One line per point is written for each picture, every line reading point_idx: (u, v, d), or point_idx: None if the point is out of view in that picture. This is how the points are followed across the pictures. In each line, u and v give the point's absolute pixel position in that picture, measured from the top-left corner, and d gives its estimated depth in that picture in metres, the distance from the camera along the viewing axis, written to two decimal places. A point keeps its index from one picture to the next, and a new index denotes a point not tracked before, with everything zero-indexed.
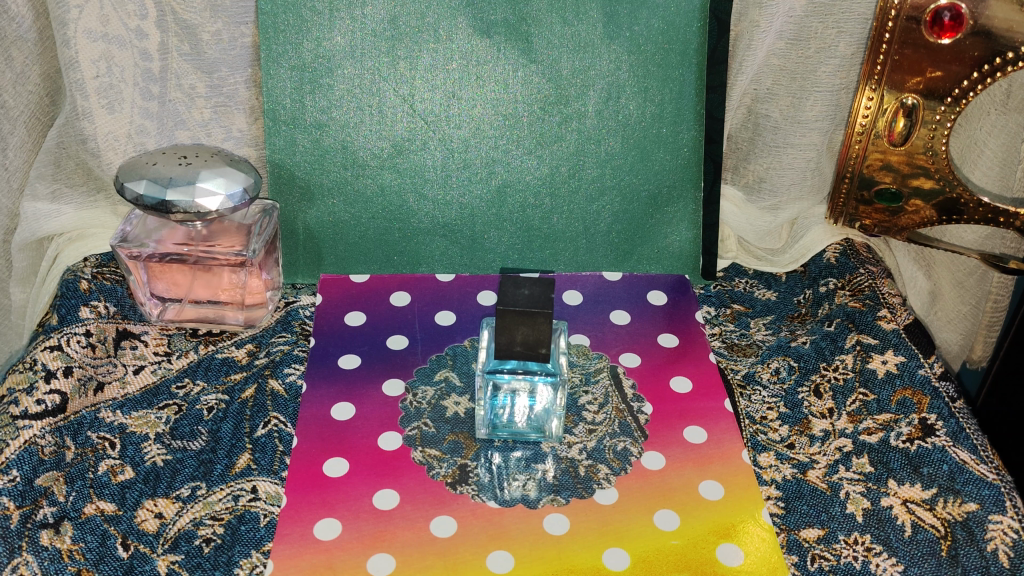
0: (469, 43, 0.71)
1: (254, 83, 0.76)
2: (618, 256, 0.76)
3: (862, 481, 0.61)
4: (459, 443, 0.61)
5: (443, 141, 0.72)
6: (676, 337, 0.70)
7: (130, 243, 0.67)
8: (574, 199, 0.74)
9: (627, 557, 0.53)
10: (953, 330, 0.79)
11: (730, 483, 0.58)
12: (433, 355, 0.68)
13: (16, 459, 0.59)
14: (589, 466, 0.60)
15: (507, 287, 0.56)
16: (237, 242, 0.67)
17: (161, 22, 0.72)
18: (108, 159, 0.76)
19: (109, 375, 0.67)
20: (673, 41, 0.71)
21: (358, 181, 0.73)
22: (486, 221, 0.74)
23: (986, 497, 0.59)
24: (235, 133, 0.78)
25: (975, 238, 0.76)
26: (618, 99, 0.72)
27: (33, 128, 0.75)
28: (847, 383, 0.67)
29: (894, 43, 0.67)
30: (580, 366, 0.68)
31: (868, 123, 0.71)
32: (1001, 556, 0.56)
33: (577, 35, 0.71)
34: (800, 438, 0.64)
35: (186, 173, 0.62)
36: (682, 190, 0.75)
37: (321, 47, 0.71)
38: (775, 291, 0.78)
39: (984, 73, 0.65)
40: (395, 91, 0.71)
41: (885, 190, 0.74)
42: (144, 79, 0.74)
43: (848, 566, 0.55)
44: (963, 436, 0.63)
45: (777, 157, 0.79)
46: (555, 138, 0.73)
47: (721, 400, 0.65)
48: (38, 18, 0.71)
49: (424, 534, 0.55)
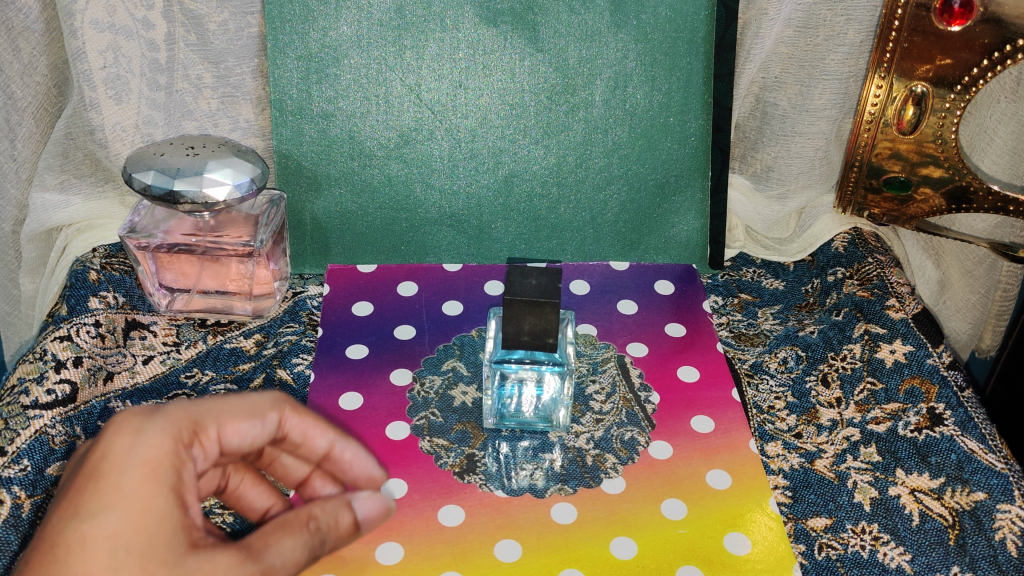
0: (475, 31, 0.70)
1: (261, 72, 0.76)
2: (625, 245, 0.76)
3: (870, 470, 0.60)
4: (467, 432, 0.62)
5: (449, 130, 0.72)
6: (683, 326, 0.70)
7: (139, 234, 0.67)
8: (581, 188, 0.74)
9: (635, 545, 0.54)
10: (962, 321, 0.80)
11: (736, 473, 0.58)
12: (441, 345, 0.68)
13: (27, 448, 0.59)
14: (597, 456, 0.60)
15: (515, 276, 0.56)
16: (246, 231, 0.68)
17: (168, 12, 0.72)
18: (116, 150, 0.75)
19: (118, 365, 0.68)
20: (681, 29, 0.71)
21: (365, 171, 0.73)
22: (493, 210, 0.74)
23: (993, 486, 0.59)
24: (241, 124, 0.78)
25: (984, 227, 0.76)
26: (626, 87, 0.72)
27: (40, 119, 0.75)
28: (856, 372, 0.67)
29: (904, 31, 0.67)
30: (587, 356, 0.67)
31: (878, 110, 0.71)
32: (1008, 545, 0.55)
33: (584, 23, 0.70)
34: (808, 427, 0.64)
35: (193, 163, 0.63)
36: (689, 179, 0.75)
37: (328, 37, 0.70)
38: (783, 280, 0.78)
39: (994, 60, 0.64)
40: (403, 80, 0.71)
41: (893, 178, 0.74)
42: (150, 69, 0.74)
43: (856, 555, 0.55)
44: (972, 425, 0.63)
45: (785, 146, 0.79)
46: (562, 127, 0.73)
47: (729, 389, 0.65)
48: (45, 8, 0.72)
49: (433, 522, 0.55)
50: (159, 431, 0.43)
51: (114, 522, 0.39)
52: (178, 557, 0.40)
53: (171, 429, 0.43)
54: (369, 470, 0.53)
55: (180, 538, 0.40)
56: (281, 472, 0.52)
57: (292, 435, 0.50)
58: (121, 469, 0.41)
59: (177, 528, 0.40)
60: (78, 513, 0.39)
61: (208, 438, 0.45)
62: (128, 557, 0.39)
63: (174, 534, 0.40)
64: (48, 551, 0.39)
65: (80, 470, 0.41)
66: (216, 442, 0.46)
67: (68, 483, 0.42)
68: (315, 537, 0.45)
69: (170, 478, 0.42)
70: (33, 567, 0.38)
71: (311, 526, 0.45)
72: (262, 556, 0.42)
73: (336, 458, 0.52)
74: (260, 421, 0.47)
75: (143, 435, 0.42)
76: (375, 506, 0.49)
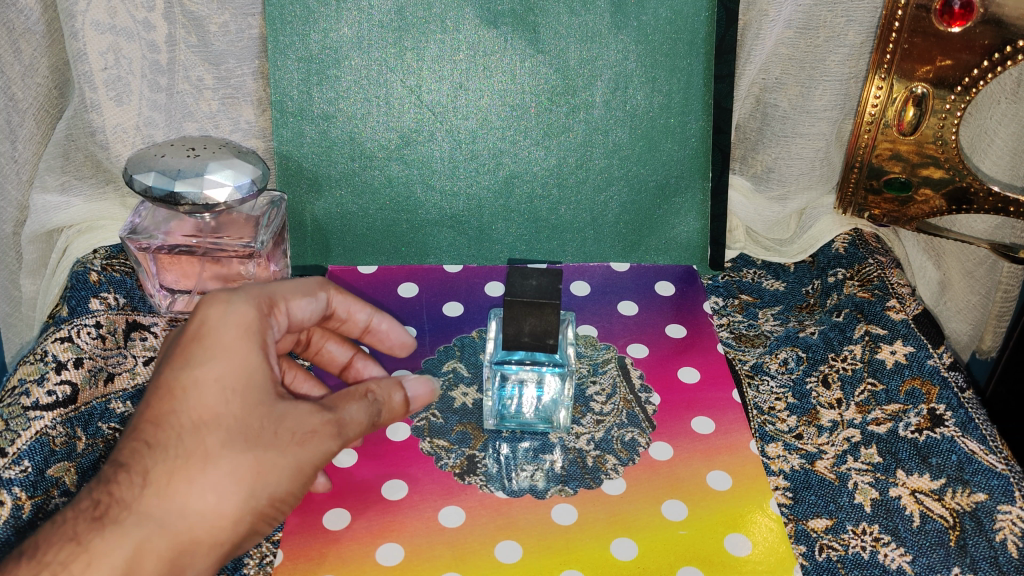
0: (475, 33, 0.70)
1: (261, 74, 0.76)
2: (626, 246, 0.76)
3: (870, 471, 0.60)
4: (467, 433, 0.62)
5: (450, 131, 0.72)
6: (684, 328, 0.70)
7: (140, 235, 0.67)
8: (581, 189, 0.74)
9: (636, 546, 0.54)
10: (962, 321, 0.81)
11: (737, 474, 0.58)
12: (441, 346, 0.68)
13: (27, 450, 0.59)
14: (597, 457, 0.60)
15: (515, 277, 0.56)
16: (246, 233, 0.68)
17: (168, 14, 0.72)
18: (117, 151, 0.75)
19: (119, 366, 0.67)
20: (681, 30, 0.71)
21: (366, 172, 0.73)
22: (494, 212, 0.74)
23: (994, 487, 0.59)
24: (243, 125, 0.78)
25: (985, 228, 0.76)
26: (626, 88, 0.72)
27: (41, 121, 0.76)
28: (856, 373, 0.67)
29: (905, 31, 0.67)
30: (587, 357, 0.67)
31: (878, 111, 0.71)
32: (1009, 546, 0.55)
33: (584, 25, 0.70)
34: (808, 428, 0.64)
35: (194, 164, 0.63)
36: (690, 180, 0.75)
37: (328, 38, 0.70)
38: (784, 281, 0.78)
39: (995, 61, 0.64)
40: (404, 82, 0.71)
41: (894, 179, 0.74)
42: (151, 70, 0.74)
43: (856, 557, 0.55)
44: (972, 426, 0.62)
45: (785, 147, 0.79)
46: (562, 128, 0.73)
47: (729, 391, 0.65)
48: (46, 10, 0.72)
49: (433, 524, 0.55)
50: (243, 302, 0.49)
51: (218, 369, 0.46)
52: (271, 401, 0.46)
53: (252, 301, 0.49)
54: (402, 337, 0.62)
55: (273, 385, 0.47)
56: (327, 357, 0.63)
57: (338, 312, 0.59)
58: (218, 330, 0.47)
59: (269, 377, 0.47)
60: (186, 365, 0.46)
61: (282, 311, 0.52)
62: (234, 395, 0.45)
63: (269, 380, 0.47)
64: (167, 392, 0.45)
65: (182, 334, 0.47)
66: (288, 315, 0.53)
67: (172, 345, 0.48)
68: (374, 405, 0.49)
69: (260, 336, 0.48)
70: (158, 404, 0.45)
71: (370, 397, 0.49)
72: (337, 409, 0.48)
73: (375, 330, 0.61)
74: (314, 299, 0.55)
75: (232, 305, 0.49)
76: (423, 389, 0.54)
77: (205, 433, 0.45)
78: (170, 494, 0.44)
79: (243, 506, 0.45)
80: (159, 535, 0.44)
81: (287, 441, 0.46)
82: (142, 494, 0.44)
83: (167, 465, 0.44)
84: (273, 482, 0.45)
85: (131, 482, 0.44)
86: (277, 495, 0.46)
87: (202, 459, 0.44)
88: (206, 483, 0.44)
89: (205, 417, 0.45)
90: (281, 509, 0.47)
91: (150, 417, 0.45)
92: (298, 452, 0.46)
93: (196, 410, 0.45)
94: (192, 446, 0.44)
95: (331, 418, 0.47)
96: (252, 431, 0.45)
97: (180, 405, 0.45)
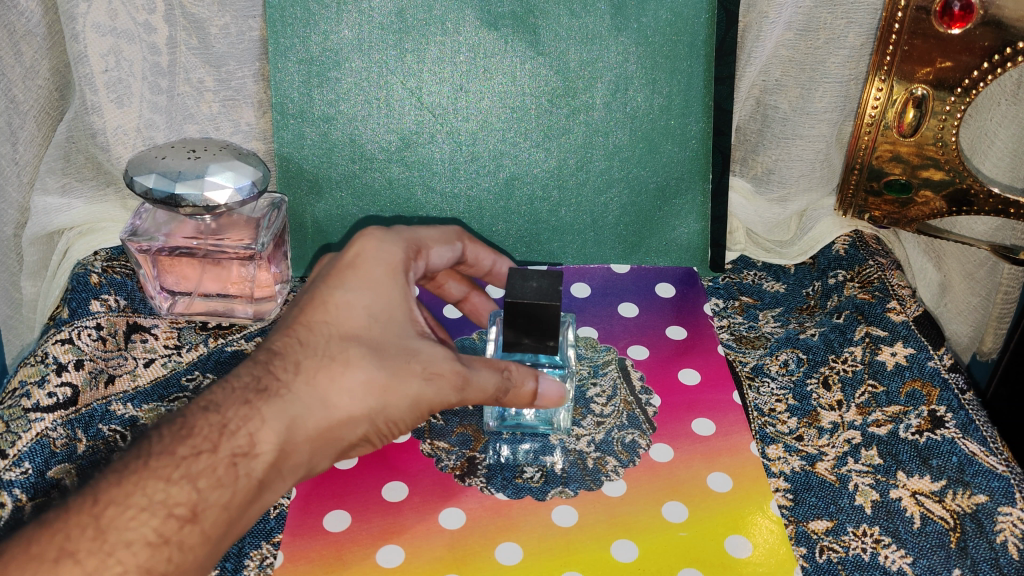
0: (476, 35, 0.70)
1: (262, 76, 0.76)
2: (626, 248, 0.77)
3: (871, 473, 0.60)
4: (468, 435, 0.62)
5: (450, 134, 0.72)
6: (684, 329, 0.71)
7: (140, 237, 0.68)
8: (582, 191, 0.74)
9: (636, 548, 0.53)
10: (963, 322, 0.80)
11: (738, 476, 0.58)
12: None
13: (28, 451, 0.59)
14: (598, 458, 0.60)
15: (515, 279, 0.56)
16: (247, 234, 0.68)
17: (170, 16, 0.72)
18: (118, 153, 0.76)
19: (120, 368, 0.67)
20: (682, 32, 0.71)
21: (366, 174, 0.74)
22: (494, 213, 0.75)
23: (995, 488, 0.58)
24: (243, 127, 0.78)
25: (986, 230, 0.76)
26: (626, 91, 0.72)
27: (42, 123, 0.76)
28: (857, 375, 0.67)
29: (905, 33, 0.67)
30: (588, 358, 0.68)
31: (878, 113, 0.71)
32: (1010, 548, 0.55)
33: (585, 27, 0.70)
34: (808, 430, 0.64)
35: (195, 166, 0.63)
36: (690, 182, 0.75)
37: (329, 40, 0.70)
38: (784, 283, 0.78)
39: (994, 63, 0.64)
40: (404, 84, 0.71)
41: (894, 181, 0.74)
42: (152, 72, 0.74)
43: (856, 558, 0.55)
44: (974, 428, 0.62)
45: (785, 149, 0.79)
46: (562, 130, 0.73)
47: (730, 392, 0.65)
48: (47, 12, 0.72)
49: (434, 525, 0.55)
50: (396, 244, 0.57)
51: (368, 297, 0.53)
52: (407, 336, 0.53)
53: (403, 245, 0.57)
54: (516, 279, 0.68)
55: (410, 322, 0.54)
56: (446, 292, 0.68)
57: (468, 259, 0.65)
58: (372, 264, 0.55)
59: (406, 314, 0.54)
60: (341, 285, 0.53)
61: (423, 257, 0.60)
62: (377, 322, 0.52)
63: (407, 315, 0.54)
64: (320, 304, 0.53)
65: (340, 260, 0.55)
66: (428, 261, 0.61)
67: (327, 268, 0.56)
68: (507, 380, 0.53)
69: (402, 276, 0.55)
70: (312, 313, 0.53)
71: (506, 373, 0.54)
72: (467, 364, 0.53)
73: (495, 274, 0.67)
74: (450, 246, 0.62)
75: (386, 245, 0.56)
76: (556, 392, 0.55)
77: (350, 347, 0.51)
78: (314, 386, 0.50)
79: (367, 416, 0.51)
80: (304, 418, 0.49)
81: (417, 372, 0.51)
82: (294, 378, 0.50)
83: (314, 361, 0.51)
84: (395, 404, 0.52)
85: (284, 368, 0.50)
86: (393, 413, 0.52)
87: (342, 365, 0.51)
88: (344, 386, 0.50)
89: (349, 333, 0.52)
90: (393, 429, 0.53)
91: (303, 322, 0.52)
92: (421, 386, 0.52)
93: (343, 325, 0.52)
94: (336, 351, 0.51)
95: (461, 370, 0.52)
96: (387, 354, 0.51)
97: (331, 319, 0.52)
